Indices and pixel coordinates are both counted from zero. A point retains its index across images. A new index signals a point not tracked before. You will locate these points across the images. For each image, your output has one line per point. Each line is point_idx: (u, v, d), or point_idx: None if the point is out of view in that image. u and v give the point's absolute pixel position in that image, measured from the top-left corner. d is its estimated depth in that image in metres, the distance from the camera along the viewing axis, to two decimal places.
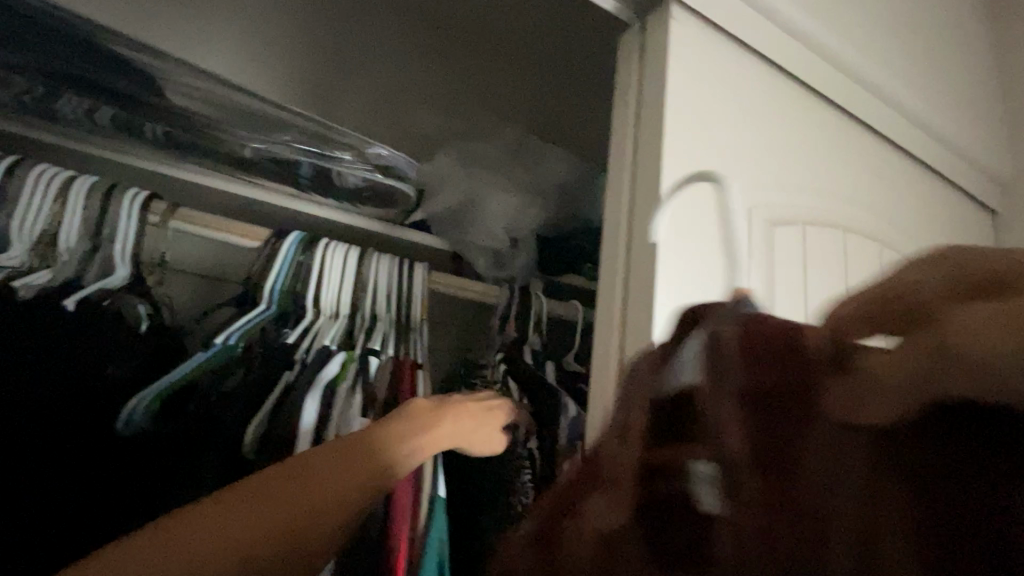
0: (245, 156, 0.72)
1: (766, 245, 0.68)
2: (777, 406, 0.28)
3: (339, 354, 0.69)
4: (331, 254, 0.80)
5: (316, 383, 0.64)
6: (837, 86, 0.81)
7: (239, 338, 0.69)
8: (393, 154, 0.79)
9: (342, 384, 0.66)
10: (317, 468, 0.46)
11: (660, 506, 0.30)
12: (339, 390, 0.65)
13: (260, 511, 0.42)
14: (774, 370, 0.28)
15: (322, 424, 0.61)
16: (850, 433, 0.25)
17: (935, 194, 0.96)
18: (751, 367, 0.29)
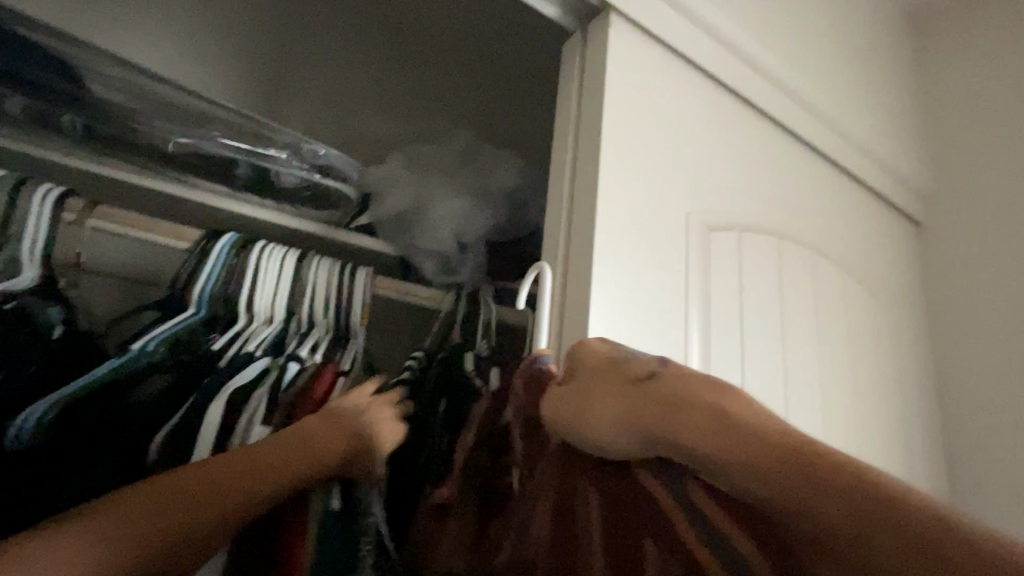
0: (171, 151, 0.69)
1: (703, 254, 0.67)
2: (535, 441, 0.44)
3: (259, 360, 0.67)
4: (267, 256, 0.76)
5: (223, 391, 0.62)
6: (775, 104, 0.82)
7: (160, 345, 0.65)
8: (331, 153, 0.76)
9: (255, 392, 0.63)
10: (222, 462, 0.45)
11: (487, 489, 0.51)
12: (250, 398, 0.63)
13: (161, 501, 0.40)
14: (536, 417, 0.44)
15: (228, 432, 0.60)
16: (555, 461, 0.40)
17: (869, 209, 0.98)
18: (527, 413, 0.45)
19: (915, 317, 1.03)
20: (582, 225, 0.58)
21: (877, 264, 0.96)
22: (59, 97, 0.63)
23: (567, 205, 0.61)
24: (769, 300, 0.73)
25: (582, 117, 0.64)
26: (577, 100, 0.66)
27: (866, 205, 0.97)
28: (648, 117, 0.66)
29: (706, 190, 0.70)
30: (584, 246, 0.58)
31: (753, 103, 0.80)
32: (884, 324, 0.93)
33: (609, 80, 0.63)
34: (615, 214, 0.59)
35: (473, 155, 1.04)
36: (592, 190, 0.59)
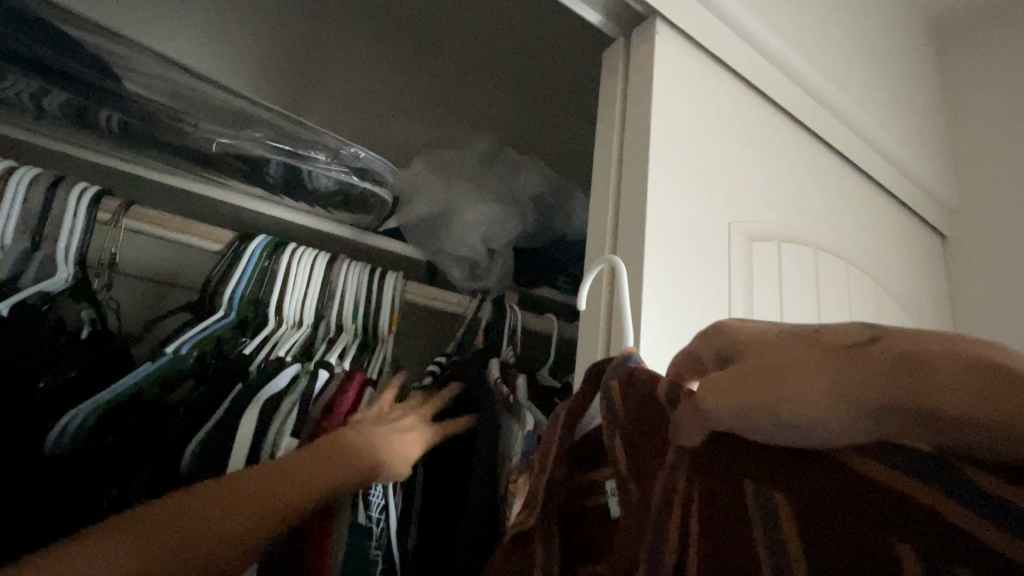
0: (210, 152, 0.68)
1: (743, 262, 0.66)
2: (643, 442, 0.36)
3: (291, 366, 0.64)
4: (298, 259, 0.75)
5: (257, 399, 0.59)
6: (810, 112, 0.82)
7: (193, 347, 0.64)
8: (370, 156, 0.74)
9: (285, 400, 0.60)
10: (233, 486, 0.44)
11: (578, 519, 0.41)
12: (283, 404, 0.60)
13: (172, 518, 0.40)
14: (640, 414, 0.37)
15: (260, 442, 0.56)
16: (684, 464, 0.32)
17: (896, 218, 0.97)
18: (632, 409, 0.38)
19: (939, 327, 1.01)
20: (630, 234, 0.58)
21: (906, 276, 0.95)
22: (98, 92, 0.61)
23: (612, 213, 0.61)
24: (807, 312, 0.72)
25: (627, 125, 0.63)
26: (620, 107, 0.65)
27: (894, 216, 0.97)
28: (692, 124, 0.65)
29: (746, 200, 0.70)
30: (632, 254, 0.57)
31: (789, 113, 0.80)
32: None
33: (655, 89, 0.62)
34: (662, 223, 0.59)
35: (498, 161, 1.04)
36: (641, 199, 0.58)
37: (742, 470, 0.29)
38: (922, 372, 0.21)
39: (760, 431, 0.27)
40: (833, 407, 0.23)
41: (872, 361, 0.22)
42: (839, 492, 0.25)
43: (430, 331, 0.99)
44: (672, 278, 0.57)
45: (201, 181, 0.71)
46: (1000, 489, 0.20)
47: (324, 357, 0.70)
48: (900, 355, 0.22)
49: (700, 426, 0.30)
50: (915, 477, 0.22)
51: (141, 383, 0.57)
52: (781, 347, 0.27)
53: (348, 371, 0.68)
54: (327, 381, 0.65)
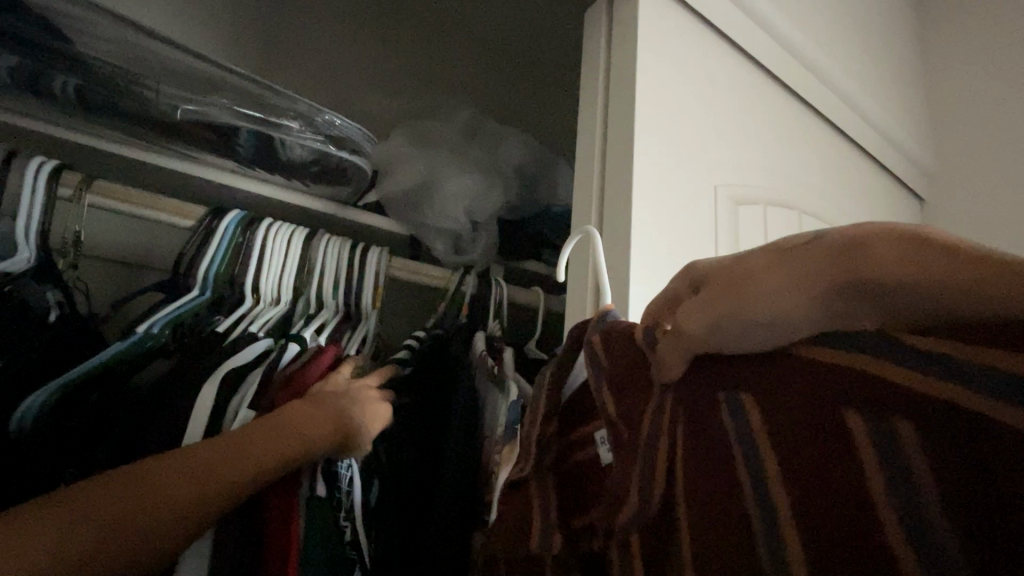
0: (175, 119, 0.65)
1: (729, 223, 0.66)
2: (626, 381, 0.37)
3: (261, 340, 0.64)
4: (274, 236, 0.73)
5: (218, 370, 0.57)
6: (793, 73, 0.81)
7: (165, 326, 0.62)
8: (347, 124, 0.71)
9: (250, 371, 0.59)
10: (191, 454, 0.43)
11: (570, 475, 0.41)
12: (249, 375, 0.58)
13: (115, 495, 0.39)
14: (626, 364, 0.38)
15: (219, 410, 0.54)
16: (670, 392, 0.34)
17: (876, 180, 0.98)
18: (614, 356, 0.39)
19: None
20: (617, 197, 0.57)
21: None
22: (53, 56, 0.58)
23: (598, 178, 0.60)
24: None
25: (612, 87, 0.62)
26: (605, 69, 0.64)
27: (874, 178, 0.97)
28: (678, 85, 0.64)
29: (731, 163, 0.69)
30: (619, 217, 0.56)
31: (772, 75, 0.79)
32: None
33: (639, 46, 0.60)
34: (649, 185, 0.58)
35: (480, 133, 1.02)
36: (628, 161, 0.57)
37: (720, 385, 0.31)
38: (856, 259, 0.23)
39: (685, 354, 0.32)
40: (786, 303, 0.26)
41: (810, 257, 0.25)
42: (811, 397, 0.26)
43: (415, 308, 0.98)
44: (658, 241, 0.57)
45: (170, 155, 0.68)
46: (890, 368, 0.23)
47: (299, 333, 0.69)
48: (829, 248, 0.24)
49: (676, 360, 0.32)
50: (863, 353, 0.24)
51: (108, 359, 0.55)
52: (720, 265, 0.30)
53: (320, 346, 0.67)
54: (296, 355, 0.65)
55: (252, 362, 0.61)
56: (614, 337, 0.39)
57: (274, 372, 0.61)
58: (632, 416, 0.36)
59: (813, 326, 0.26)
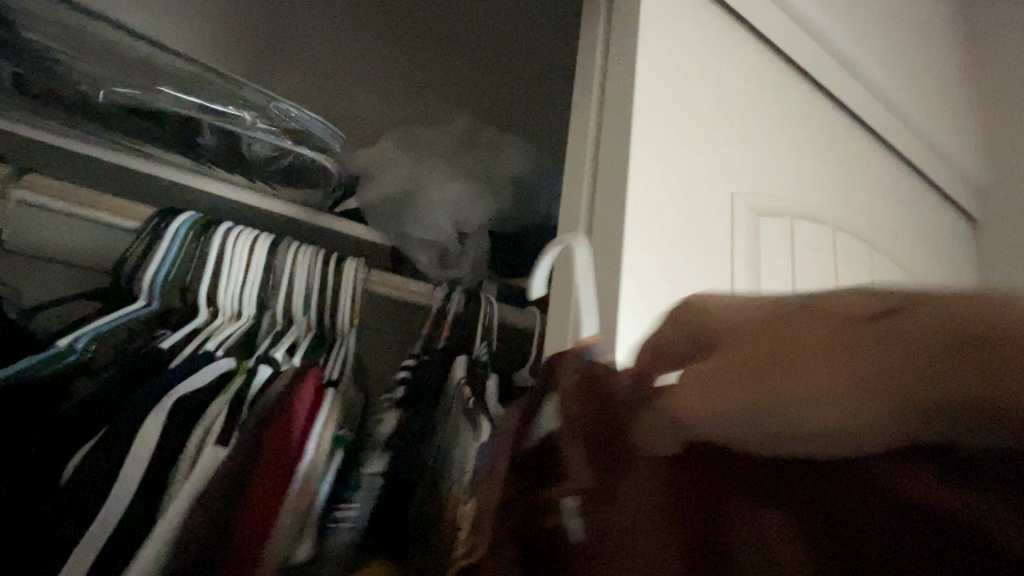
0: (99, 101, 0.57)
1: (751, 236, 0.56)
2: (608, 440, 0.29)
3: (223, 361, 0.55)
4: (232, 242, 0.66)
5: (167, 399, 0.49)
6: (825, 71, 0.71)
7: (90, 341, 0.55)
8: (308, 116, 0.62)
9: (212, 403, 0.51)
10: None
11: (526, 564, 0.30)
12: (211, 411, 0.51)
13: None
14: (604, 418, 0.29)
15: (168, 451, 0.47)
16: (663, 468, 0.25)
17: (921, 195, 0.87)
18: (590, 404, 0.30)
19: None
20: (612, 199, 0.47)
21: (935, 262, 0.85)
22: None
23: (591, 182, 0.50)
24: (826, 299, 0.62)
25: (609, 74, 0.52)
26: (603, 50, 0.54)
27: (919, 193, 0.86)
28: (688, 75, 0.55)
29: (754, 168, 0.59)
30: (613, 223, 0.46)
31: (801, 72, 0.69)
32: None
33: (641, 30, 0.51)
34: (650, 188, 0.48)
35: (476, 139, 0.95)
36: (625, 159, 0.47)
37: (737, 481, 0.23)
38: (1009, 344, 0.16)
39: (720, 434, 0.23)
40: (874, 383, 0.19)
41: (886, 342, 0.19)
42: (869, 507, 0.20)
43: (399, 327, 0.89)
44: (661, 256, 0.47)
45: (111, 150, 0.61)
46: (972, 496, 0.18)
47: (266, 353, 0.61)
48: (995, 320, 0.17)
49: (689, 424, 0.24)
50: (940, 469, 0.19)
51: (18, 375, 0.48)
52: (748, 332, 0.24)
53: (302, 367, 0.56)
54: (269, 381, 0.56)
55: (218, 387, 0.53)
56: (593, 378, 0.30)
57: (240, 404, 0.52)
58: (613, 492, 0.27)
59: (941, 433, 0.18)
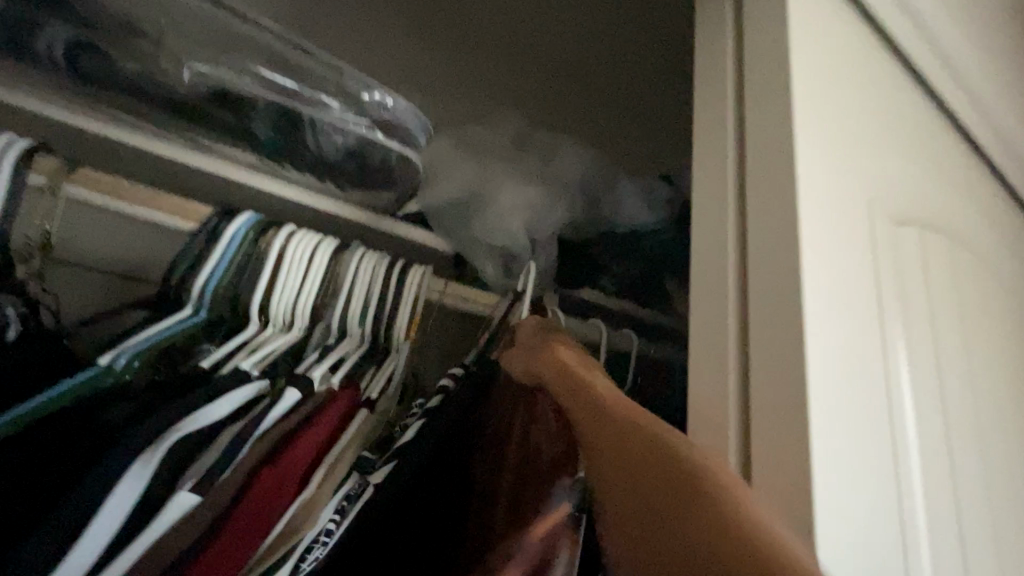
0: (182, 85, 0.51)
1: (889, 248, 0.51)
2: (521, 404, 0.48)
3: (252, 383, 0.44)
4: (293, 247, 0.58)
5: (179, 426, 0.38)
6: (939, 72, 0.66)
7: (135, 358, 0.46)
8: (400, 107, 0.55)
9: (224, 435, 0.40)
10: None
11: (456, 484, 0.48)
12: (219, 439, 0.40)
13: None
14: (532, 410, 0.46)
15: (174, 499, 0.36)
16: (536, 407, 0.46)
17: (1008, 207, 0.83)
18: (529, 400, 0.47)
19: None
20: (773, 210, 0.42)
21: None
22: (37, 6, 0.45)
23: (734, 185, 0.45)
24: (949, 316, 0.57)
25: (746, 73, 0.48)
26: (735, 49, 0.50)
27: (1007, 205, 0.82)
28: (827, 71, 0.50)
29: (885, 173, 0.54)
30: (775, 234, 0.41)
31: (916, 72, 0.64)
32: None
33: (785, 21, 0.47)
34: (813, 196, 0.43)
35: (534, 141, 0.90)
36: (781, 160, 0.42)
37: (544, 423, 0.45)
38: (703, 490, 0.29)
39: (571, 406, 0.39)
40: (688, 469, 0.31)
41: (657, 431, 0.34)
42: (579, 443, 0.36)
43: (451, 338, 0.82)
44: (826, 268, 0.41)
45: (177, 146, 0.55)
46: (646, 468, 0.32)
47: (313, 370, 0.53)
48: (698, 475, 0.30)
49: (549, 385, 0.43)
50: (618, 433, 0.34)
51: (65, 395, 0.41)
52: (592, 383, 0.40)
53: (331, 391, 0.48)
54: (294, 408, 0.44)
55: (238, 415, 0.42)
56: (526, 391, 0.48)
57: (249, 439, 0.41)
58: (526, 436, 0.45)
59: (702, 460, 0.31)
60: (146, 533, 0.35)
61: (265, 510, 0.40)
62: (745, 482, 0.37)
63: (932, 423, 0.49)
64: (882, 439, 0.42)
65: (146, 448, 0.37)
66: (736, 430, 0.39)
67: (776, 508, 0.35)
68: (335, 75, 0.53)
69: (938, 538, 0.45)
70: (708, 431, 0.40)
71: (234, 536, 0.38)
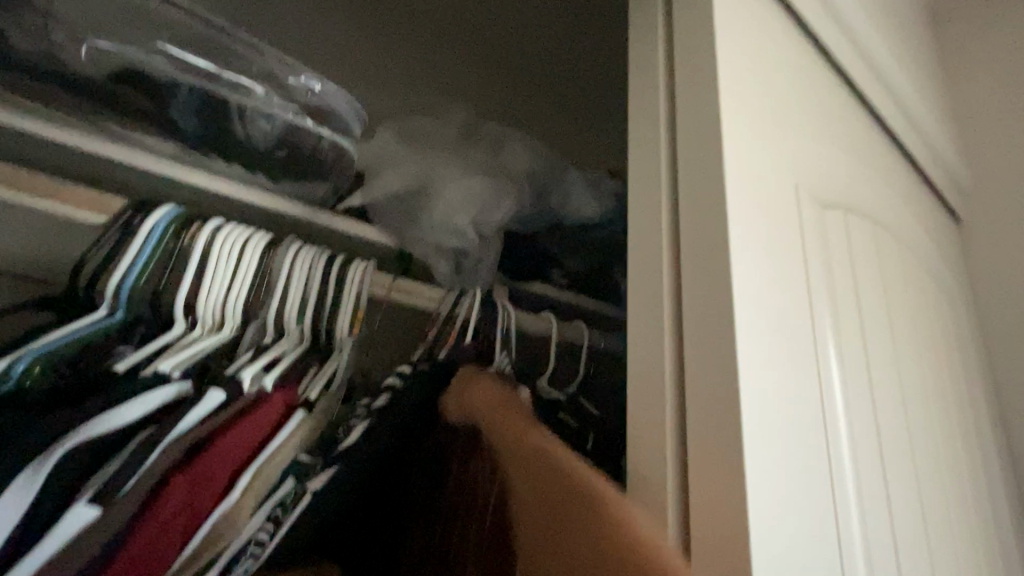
0: (88, 62, 0.47)
1: (814, 230, 0.53)
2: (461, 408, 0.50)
3: (174, 384, 0.40)
4: (222, 242, 0.55)
5: (81, 430, 0.35)
6: (858, 66, 0.70)
7: (37, 360, 0.42)
8: (330, 90, 0.55)
9: (138, 436, 0.37)
10: None
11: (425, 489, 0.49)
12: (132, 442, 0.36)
13: None
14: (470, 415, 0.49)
15: (75, 512, 0.33)
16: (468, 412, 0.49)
17: (923, 195, 0.88)
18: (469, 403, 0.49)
19: (966, 314, 0.93)
20: (703, 192, 0.43)
21: (937, 259, 0.87)
22: None
23: (666, 170, 0.46)
24: (870, 296, 0.61)
25: (680, 59, 0.49)
26: (666, 38, 0.51)
27: (922, 193, 0.88)
28: (753, 59, 0.51)
29: (809, 160, 0.56)
30: (708, 216, 0.42)
31: (837, 65, 0.67)
32: (949, 327, 0.84)
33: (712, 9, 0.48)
34: (741, 179, 0.44)
35: (480, 134, 0.89)
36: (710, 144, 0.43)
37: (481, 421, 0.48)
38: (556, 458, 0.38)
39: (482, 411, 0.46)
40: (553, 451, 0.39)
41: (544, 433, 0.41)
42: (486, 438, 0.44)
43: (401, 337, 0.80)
44: (754, 248, 0.43)
45: (91, 135, 0.51)
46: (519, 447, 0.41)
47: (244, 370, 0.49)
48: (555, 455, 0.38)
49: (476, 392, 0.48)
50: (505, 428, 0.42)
51: None
52: (497, 398, 0.46)
53: (266, 390, 0.45)
54: (225, 408, 0.41)
55: (153, 418, 0.39)
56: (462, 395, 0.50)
57: (166, 443, 0.37)
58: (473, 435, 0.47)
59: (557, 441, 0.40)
60: (40, 548, 0.32)
61: (189, 513, 0.37)
62: (681, 461, 0.37)
63: (857, 396, 0.52)
64: (810, 414, 0.44)
65: (40, 452, 0.33)
66: (674, 411, 0.39)
67: (712, 488, 0.35)
68: (257, 59, 0.53)
69: (863, 504, 0.47)
70: (648, 411, 0.40)
71: (146, 543, 0.35)
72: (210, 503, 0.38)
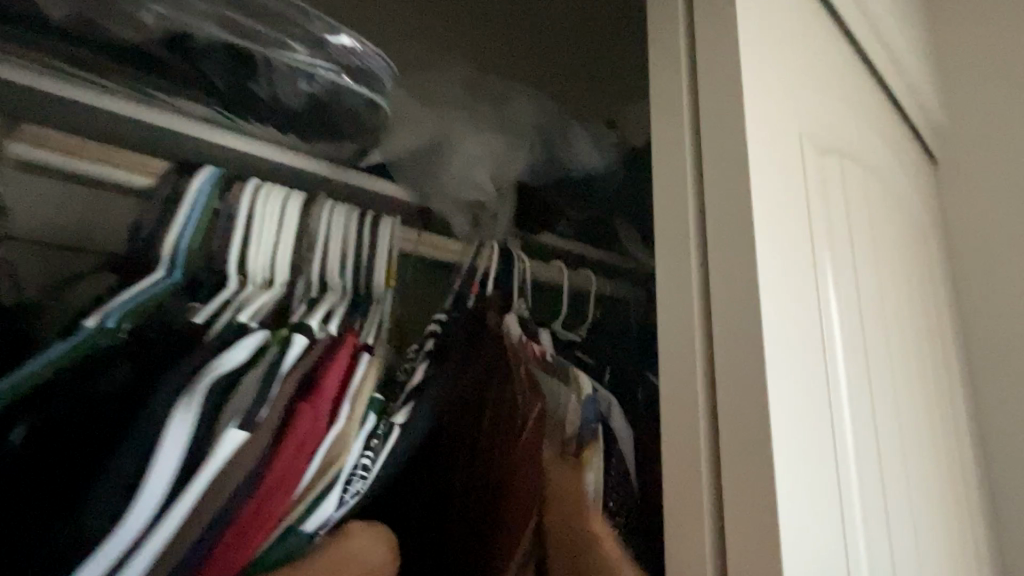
0: (146, 24, 0.51)
1: (814, 177, 0.58)
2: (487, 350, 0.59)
3: (257, 333, 0.45)
4: (263, 202, 0.58)
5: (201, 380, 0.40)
6: (855, 15, 0.73)
7: (123, 317, 0.46)
8: (366, 50, 0.57)
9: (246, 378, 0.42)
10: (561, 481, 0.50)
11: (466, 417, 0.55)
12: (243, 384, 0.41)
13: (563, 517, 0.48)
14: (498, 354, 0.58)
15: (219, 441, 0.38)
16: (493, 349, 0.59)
17: (904, 141, 0.94)
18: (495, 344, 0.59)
19: (937, 251, 1.01)
20: (726, 146, 0.47)
21: (915, 200, 0.93)
22: None
23: (689, 127, 0.50)
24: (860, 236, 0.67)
25: (700, 18, 0.52)
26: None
27: (903, 139, 0.94)
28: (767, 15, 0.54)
29: (811, 110, 0.61)
30: (728, 172, 0.47)
31: (838, 15, 0.70)
32: (923, 263, 0.91)
33: None
34: (758, 133, 0.49)
35: (485, 88, 0.90)
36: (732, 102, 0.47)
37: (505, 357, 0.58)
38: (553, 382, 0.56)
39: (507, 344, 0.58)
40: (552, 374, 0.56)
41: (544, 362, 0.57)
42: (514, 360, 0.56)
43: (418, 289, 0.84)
44: (769, 196, 0.48)
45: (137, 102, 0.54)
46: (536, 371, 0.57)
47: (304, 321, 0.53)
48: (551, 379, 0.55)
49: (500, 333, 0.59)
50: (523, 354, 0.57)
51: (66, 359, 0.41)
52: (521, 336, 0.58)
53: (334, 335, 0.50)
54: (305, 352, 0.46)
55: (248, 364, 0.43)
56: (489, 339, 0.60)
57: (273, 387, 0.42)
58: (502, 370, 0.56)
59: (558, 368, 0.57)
60: (195, 479, 0.37)
61: (305, 442, 0.42)
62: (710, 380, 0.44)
63: (848, 325, 0.59)
64: (811, 341, 0.51)
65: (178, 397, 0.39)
66: (702, 340, 0.45)
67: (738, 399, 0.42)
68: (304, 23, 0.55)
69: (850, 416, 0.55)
70: (678, 341, 0.46)
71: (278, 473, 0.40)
72: (318, 436, 0.42)
